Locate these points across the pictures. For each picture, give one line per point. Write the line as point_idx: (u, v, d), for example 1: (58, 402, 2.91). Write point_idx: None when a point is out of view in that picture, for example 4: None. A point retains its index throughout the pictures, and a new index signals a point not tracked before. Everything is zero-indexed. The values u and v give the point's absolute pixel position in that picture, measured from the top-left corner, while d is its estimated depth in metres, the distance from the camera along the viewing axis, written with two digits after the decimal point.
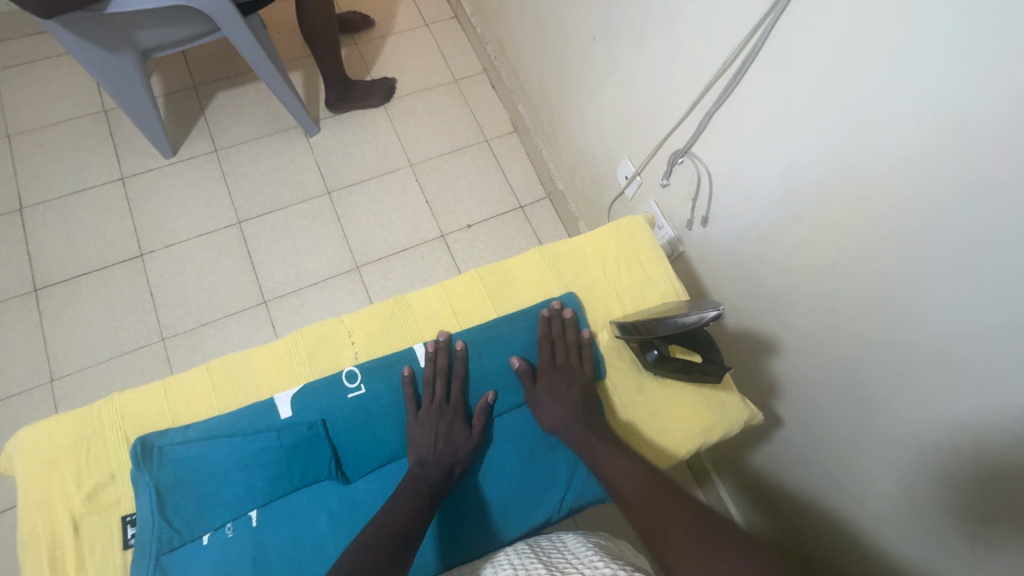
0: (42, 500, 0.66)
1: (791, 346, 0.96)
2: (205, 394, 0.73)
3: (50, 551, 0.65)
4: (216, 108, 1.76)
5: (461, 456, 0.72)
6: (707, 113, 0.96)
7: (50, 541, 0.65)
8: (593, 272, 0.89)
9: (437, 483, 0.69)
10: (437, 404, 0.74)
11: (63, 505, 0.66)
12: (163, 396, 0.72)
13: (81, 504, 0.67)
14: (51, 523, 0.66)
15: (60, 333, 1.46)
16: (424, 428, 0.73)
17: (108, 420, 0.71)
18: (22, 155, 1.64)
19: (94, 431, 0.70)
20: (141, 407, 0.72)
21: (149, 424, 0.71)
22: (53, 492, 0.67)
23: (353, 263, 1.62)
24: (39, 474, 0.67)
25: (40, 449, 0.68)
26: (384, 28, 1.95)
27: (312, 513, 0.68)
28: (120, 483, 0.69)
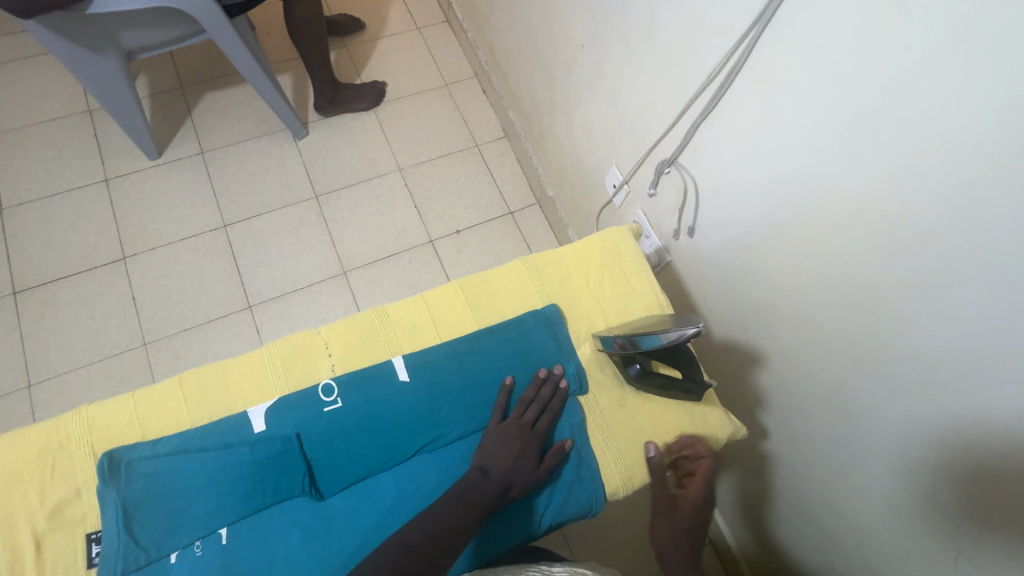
0: (4, 516, 0.64)
1: (777, 358, 0.96)
2: (177, 407, 0.71)
3: (10, 569, 0.62)
4: (202, 110, 1.74)
5: (522, 480, 0.71)
6: (694, 124, 0.95)
7: (11, 559, 0.63)
8: (577, 283, 0.88)
9: (490, 499, 0.68)
10: (523, 425, 0.74)
11: (26, 522, 0.64)
12: (133, 409, 0.70)
13: (46, 522, 0.65)
14: (13, 541, 0.64)
15: (39, 337, 1.44)
16: (500, 444, 0.72)
17: (76, 435, 0.69)
18: (3, 155, 1.61)
19: (61, 445, 0.68)
20: (110, 420, 0.70)
21: (117, 439, 0.69)
22: (17, 508, 0.65)
23: (340, 268, 1.61)
24: (3, 491, 0.65)
25: (5, 463, 0.66)
26: (375, 31, 1.94)
27: (284, 531, 0.66)
28: (86, 499, 0.67)
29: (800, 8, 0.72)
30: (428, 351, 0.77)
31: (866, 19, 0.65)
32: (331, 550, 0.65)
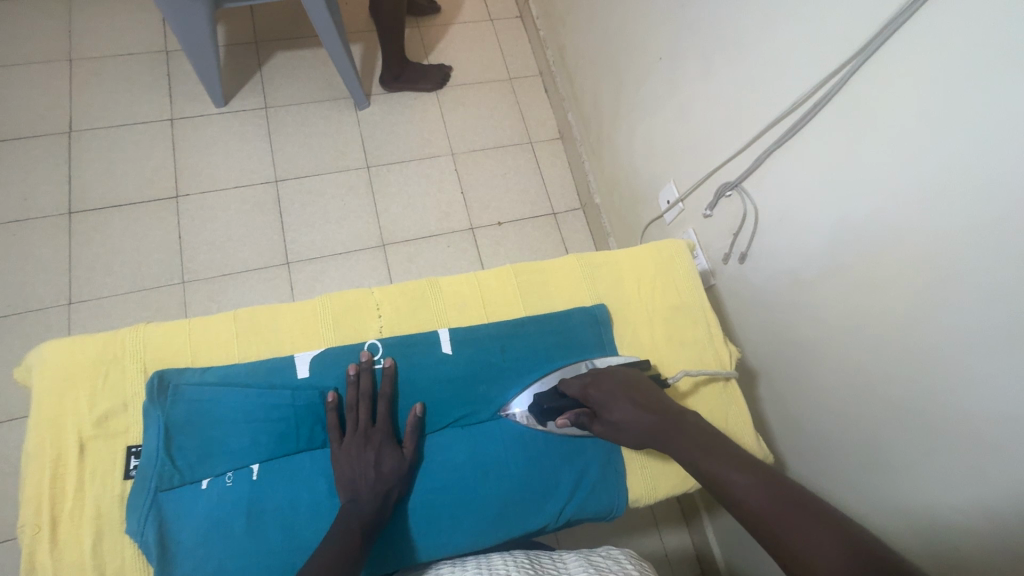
0: (53, 415, 0.66)
1: (813, 399, 0.94)
2: (227, 342, 0.73)
3: (52, 466, 0.65)
4: (273, 67, 1.78)
5: (395, 481, 0.67)
6: (765, 151, 0.94)
7: (54, 457, 0.65)
8: (629, 287, 0.87)
9: (370, 517, 0.64)
10: (362, 430, 0.68)
11: (73, 425, 0.67)
12: (186, 335, 0.72)
13: (91, 428, 0.67)
14: (59, 440, 0.66)
15: (87, 259, 1.49)
16: (349, 456, 0.66)
17: (131, 350, 0.71)
18: (81, 81, 1.67)
19: (114, 357, 0.70)
20: (163, 342, 0.72)
21: (169, 360, 0.71)
22: (66, 410, 0.67)
23: (380, 240, 1.63)
24: (53, 391, 0.67)
25: (59, 365, 0.68)
26: (449, 16, 1.96)
27: (312, 478, 0.67)
28: (131, 413, 0.69)
29: (905, 50, 0.71)
30: (474, 328, 0.78)
31: (971, 69, 0.64)
32: None
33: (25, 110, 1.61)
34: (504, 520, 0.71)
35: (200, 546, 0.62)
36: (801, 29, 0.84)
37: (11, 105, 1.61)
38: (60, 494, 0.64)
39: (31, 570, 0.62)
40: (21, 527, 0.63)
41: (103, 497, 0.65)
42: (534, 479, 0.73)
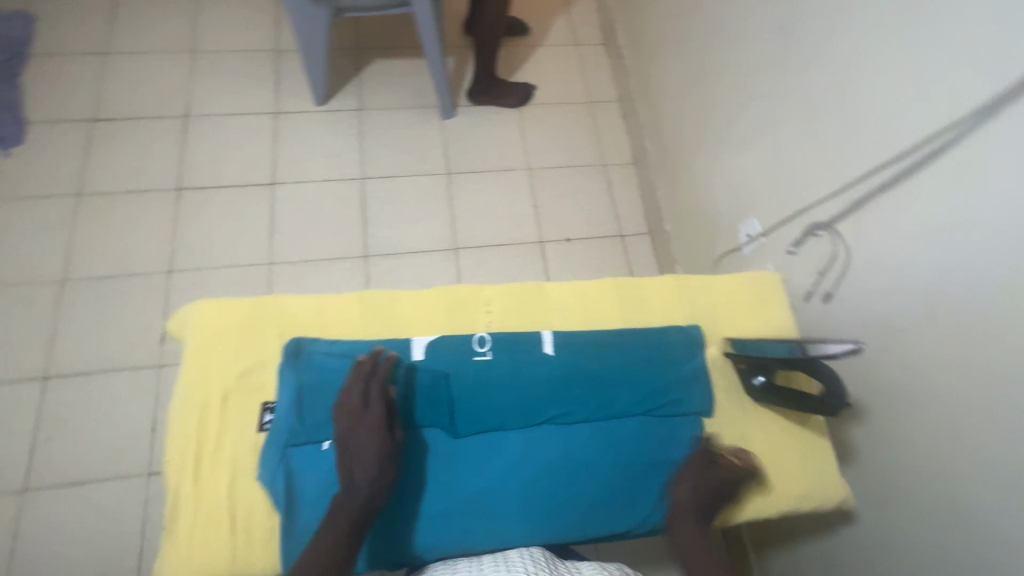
0: (203, 366, 0.75)
1: (893, 447, 0.94)
2: (354, 319, 0.81)
3: (200, 410, 0.73)
4: (370, 72, 1.91)
5: (378, 468, 0.68)
6: (865, 196, 0.96)
7: (203, 402, 0.73)
8: (724, 312, 0.87)
9: (360, 502, 0.67)
10: (354, 414, 0.69)
11: (219, 376, 0.75)
12: (318, 309, 0.80)
13: (233, 381, 0.75)
14: (206, 389, 0.74)
15: (189, 233, 1.61)
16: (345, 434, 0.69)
17: (271, 316, 0.79)
18: (200, 71, 1.83)
19: (257, 321, 0.78)
20: (298, 313, 0.80)
21: (302, 329, 0.78)
22: (214, 362, 0.75)
23: (453, 243, 1.70)
24: (204, 344, 0.76)
25: (211, 323, 0.76)
26: (536, 38, 2.05)
27: (420, 453, 0.74)
28: (267, 372, 0.76)
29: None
30: (574, 333, 0.81)
31: None
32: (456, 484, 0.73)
33: (151, 92, 1.78)
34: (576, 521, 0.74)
35: (316, 502, 0.69)
36: (915, 80, 0.86)
37: (139, 87, 1.78)
38: (204, 437, 0.72)
39: (176, 502, 0.70)
40: (169, 461, 0.72)
41: (239, 446, 0.73)
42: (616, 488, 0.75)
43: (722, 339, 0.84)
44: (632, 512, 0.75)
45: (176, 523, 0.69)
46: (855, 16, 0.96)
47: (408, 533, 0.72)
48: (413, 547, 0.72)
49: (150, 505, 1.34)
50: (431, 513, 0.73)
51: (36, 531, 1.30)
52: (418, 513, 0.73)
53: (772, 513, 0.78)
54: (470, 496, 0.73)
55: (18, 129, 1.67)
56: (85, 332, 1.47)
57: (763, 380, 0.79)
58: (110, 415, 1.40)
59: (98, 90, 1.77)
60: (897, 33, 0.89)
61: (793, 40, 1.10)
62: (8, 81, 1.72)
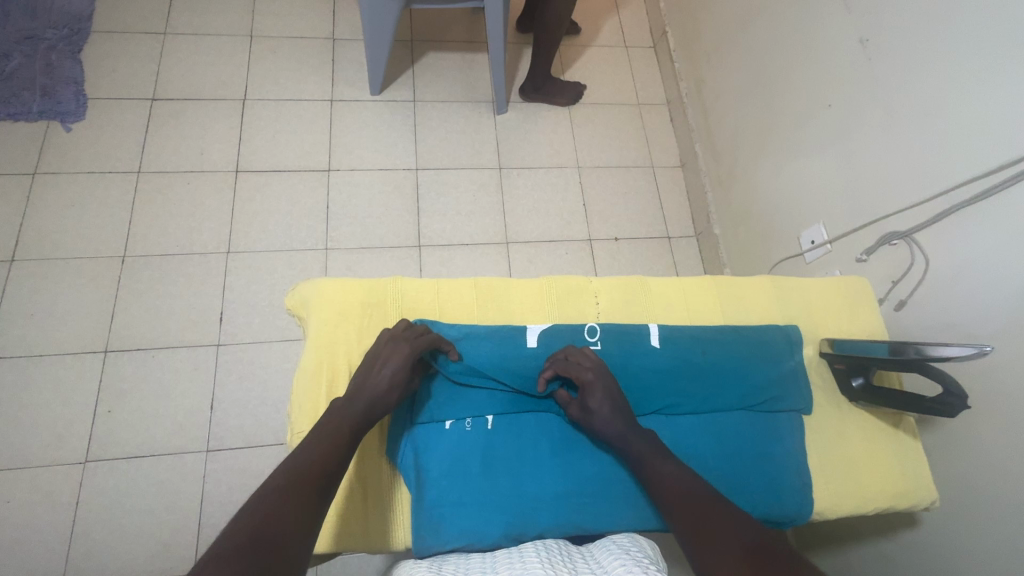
0: (330, 342, 0.78)
1: (965, 454, 0.95)
2: (470, 305, 0.85)
3: (328, 384, 0.76)
4: (424, 65, 1.92)
5: (384, 391, 0.72)
6: (951, 207, 0.97)
7: (330, 376, 0.76)
8: (817, 314, 0.91)
9: (360, 421, 0.70)
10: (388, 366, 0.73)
11: (345, 352, 0.78)
12: (436, 294, 0.84)
13: (359, 358, 0.78)
14: (332, 364, 0.77)
15: (246, 216, 1.63)
16: (378, 354, 0.74)
17: (392, 299, 0.83)
18: (258, 56, 1.85)
19: (379, 302, 0.82)
20: (416, 297, 0.84)
21: (423, 312, 0.83)
22: (340, 339, 0.78)
23: (504, 238, 1.72)
24: (332, 322, 0.79)
25: (337, 301, 0.80)
26: (587, 38, 2.07)
27: (536, 435, 0.78)
28: None
29: None
30: (678, 326, 0.84)
31: None
32: (571, 465, 0.77)
33: (210, 75, 1.80)
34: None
35: (443, 477, 0.75)
36: (1012, 97, 0.88)
37: (198, 69, 1.80)
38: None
39: None
40: (294, 431, 0.75)
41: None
42: (733, 479, 0.77)
43: (819, 340, 0.89)
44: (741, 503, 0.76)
45: None
46: (948, 30, 0.97)
47: (531, 513, 0.74)
48: (536, 527, 0.74)
49: (206, 482, 1.36)
50: (553, 494, 0.75)
51: (97, 502, 1.31)
52: (540, 494, 0.75)
53: (867, 508, 0.81)
54: (586, 479, 0.77)
55: (80, 106, 1.69)
56: (146, 308, 1.49)
57: (862, 381, 0.84)
58: (169, 392, 1.42)
59: (157, 69, 1.78)
60: (994, 48, 0.90)
61: (875, 52, 1.12)
62: (71, 58, 1.74)
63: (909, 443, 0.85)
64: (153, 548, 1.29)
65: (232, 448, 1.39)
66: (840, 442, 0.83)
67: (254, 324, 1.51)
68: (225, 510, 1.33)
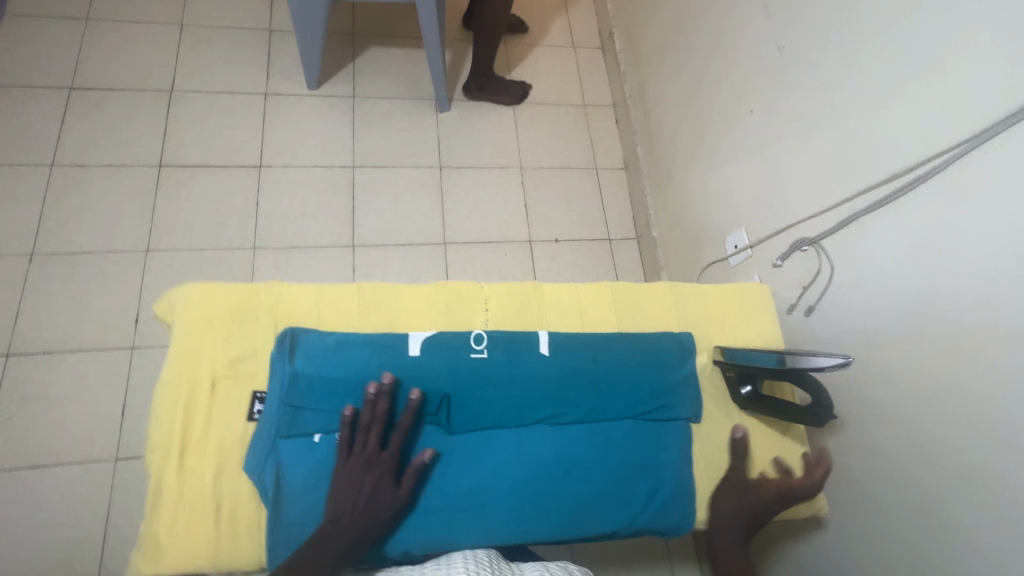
0: (193, 351, 0.75)
1: (866, 457, 0.97)
2: (351, 310, 0.81)
3: (188, 395, 0.73)
4: (365, 59, 1.88)
5: (377, 517, 0.68)
6: (855, 214, 0.99)
7: (190, 387, 0.73)
8: (715, 321, 0.90)
9: (338, 553, 0.65)
10: (368, 456, 0.70)
11: (208, 362, 0.75)
12: (314, 300, 0.80)
13: (224, 367, 0.75)
14: (194, 374, 0.74)
15: (169, 212, 1.56)
16: (347, 480, 0.69)
17: (265, 304, 0.79)
18: (189, 45, 1.77)
19: (250, 308, 0.78)
20: (294, 302, 0.80)
21: (300, 318, 0.79)
22: (204, 347, 0.75)
23: (443, 238, 1.69)
24: (196, 330, 0.75)
25: (204, 308, 0.76)
26: (535, 38, 2.06)
27: (414, 450, 0.74)
28: (259, 360, 0.77)
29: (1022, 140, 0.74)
30: (571, 334, 0.83)
31: None
32: (450, 481, 0.74)
33: (135, 64, 1.72)
34: (569, 521, 0.75)
35: (304, 494, 0.70)
36: (909, 108, 0.90)
37: (123, 58, 1.72)
38: (189, 425, 0.72)
39: (158, 487, 0.70)
40: (151, 444, 0.72)
41: (225, 435, 0.73)
42: (610, 492, 0.76)
43: (713, 348, 0.88)
44: (619, 515, 0.76)
45: (157, 508, 0.69)
46: (854, 40, 0.99)
47: (405, 527, 0.72)
48: (401, 544, 0.72)
49: (115, 493, 1.29)
50: (426, 507, 0.73)
51: None
52: (413, 506, 0.73)
53: None
54: (462, 491, 0.74)
55: None
56: (54, 308, 1.41)
57: (750, 390, 0.83)
58: (77, 396, 1.35)
59: (78, 57, 1.69)
60: (896, 59, 0.92)
61: (792, 59, 1.14)
62: None
63: (793, 449, 0.86)
64: (54, 560, 1.22)
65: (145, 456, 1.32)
66: (731, 449, 0.84)
67: None
68: (135, 521, 1.27)
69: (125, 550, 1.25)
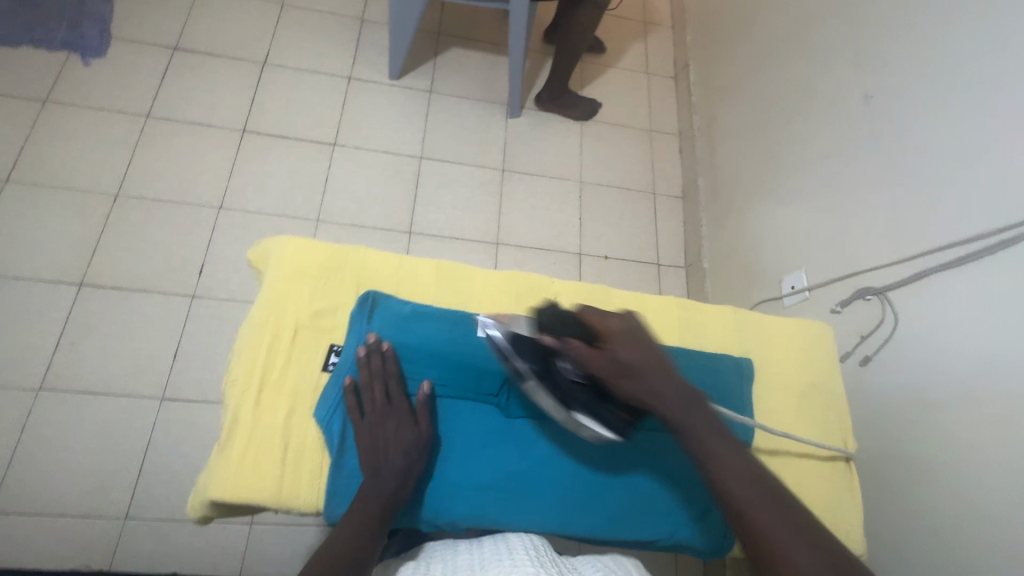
0: (282, 298, 0.79)
1: (903, 518, 0.94)
2: (430, 286, 0.87)
3: (271, 338, 0.77)
4: (446, 58, 1.95)
5: (411, 457, 0.74)
6: (926, 269, 0.97)
7: (275, 330, 0.78)
8: (777, 353, 0.91)
9: (387, 499, 0.71)
10: (380, 410, 0.74)
11: (294, 311, 0.79)
12: (397, 271, 0.86)
13: (307, 318, 0.79)
14: (279, 320, 0.79)
15: (245, 175, 1.64)
16: (372, 434, 0.74)
17: (352, 267, 0.84)
18: (285, 23, 1.88)
19: (338, 268, 0.83)
20: (379, 270, 0.86)
21: (382, 283, 0.84)
22: (292, 296, 0.80)
23: (496, 238, 1.73)
24: (287, 279, 0.81)
25: (297, 260, 0.82)
26: (611, 59, 2.10)
27: (469, 426, 0.80)
28: (339, 317, 0.81)
29: None
30: None
31: None
32: (501, 459, 0.79)
33: (234, 34, 1.82)
34: (596, 513, 0.80)
35: None
36: (996, 171, 0.89)
37: (225, 27, 1.83)
38: (269, 366, 0.76)
39: (233, 419, 0.73)
40: (229, 379, 0.76)
41: (301, 382, 0.77)
42: (643, 496, 0.81)
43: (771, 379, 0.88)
44: (653, 523, 0.81)
45: (229, 439, 0.72)
46: (945, 99, 0.99)
47: (452, 500, 0.77)
48: (451, 514, 0.76)
49: (156, 430, 1.34)
50: (476, 483, 0.78)
51: (42, 432, 1.30)
52: (464, 481, 0.77)
53: None
54: (509, 473, 0.79)
55: (103, 43, 1.71)
56: (128, 248, 1.50)
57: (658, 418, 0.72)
58: (135, 333, 1.42)
59: (184, 21, 1.81)
60: (992, 120, 0.91)
61: (877, 110, 1.14)
62: None
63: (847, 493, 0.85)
64: (90, 484, 1.28)
65: (188, 400, 1.38)
66: (781, 486, 0.83)
67: (232, 281, 1.51)
68: (169, 460, 1.32)
69: (156, 485, 1.30)
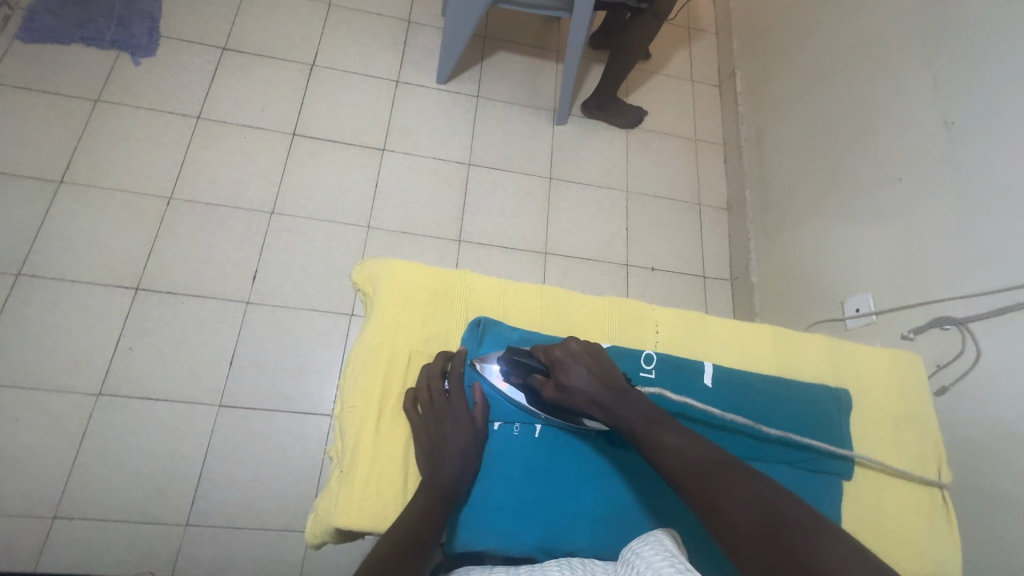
0: (394, 324, 0.84)
1: (982, 550, 0.94)
2: (534, 311, 0.90)
3: (388, 363, 0.82)
4: (492, 62, 1.93)
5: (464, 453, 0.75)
6: (1014, 303, 0.96)
7: (390, 355, 0.82)
8: (870, 382, 0.93)
9: (444, 491, 0.72)
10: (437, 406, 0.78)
11: (406, 336, 0.84)
12: (503, 296, 0.89)
13: (420, 343, 0.84)
14: (393, 345, 0.83)
15: (297, 180, 1.63)
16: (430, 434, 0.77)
17: (459, 292, 0.88)
18: (333, 24, 1.86)
19: (446, 294, 0.88)
20: (486, 295, 0.89)
21: (488, 310, 0.88)
22: (404, 322, 0.84)
23: (544, 248, 1.72)
24: (398, 305, 0.85)
25: (408, 287, 0.86)
26: (656, 66, 2.08)
27: (581, 456, 0.80)
28: (450, 341, 0.86)
29: None
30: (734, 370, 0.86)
31: None
32: (612, 490, 0.78)
33: (281, 35, 1.81)
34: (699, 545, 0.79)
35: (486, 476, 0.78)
36: None
37: (273, 27, 1.81)
38: (387, 392, 0.80)
39: (355, 444, 0.77)
40: (345, 404, 0.80)
41: None
42: None
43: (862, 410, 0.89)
44: None
45: (353, 465, 0.76)
46: None
47: (561, 528, 0.76)
48: (569, 544, 0.76)
49: (214, 437, 1.35)
50: (588, 514, 0.77)
51: (102, 437, 1.31)
52: (574, 510, 0.77)
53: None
54: (623, 504, 0.78)
55: (152, 41, 1.70)
56: (183, 252, 1.49)
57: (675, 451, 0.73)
58: (191, 339, 1.42)
59: (232, 20, 1.79)
60: None
61: (958, 137, 1.13)
62: None
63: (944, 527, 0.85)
64: (150, 490, 1.29)
65: (244, 407, 1.38)
66: (880, 519, 0.83)
67: (285, 288, 1.51)
68: (227, 468, 1.33)
69: (215, 493, 1.31)
